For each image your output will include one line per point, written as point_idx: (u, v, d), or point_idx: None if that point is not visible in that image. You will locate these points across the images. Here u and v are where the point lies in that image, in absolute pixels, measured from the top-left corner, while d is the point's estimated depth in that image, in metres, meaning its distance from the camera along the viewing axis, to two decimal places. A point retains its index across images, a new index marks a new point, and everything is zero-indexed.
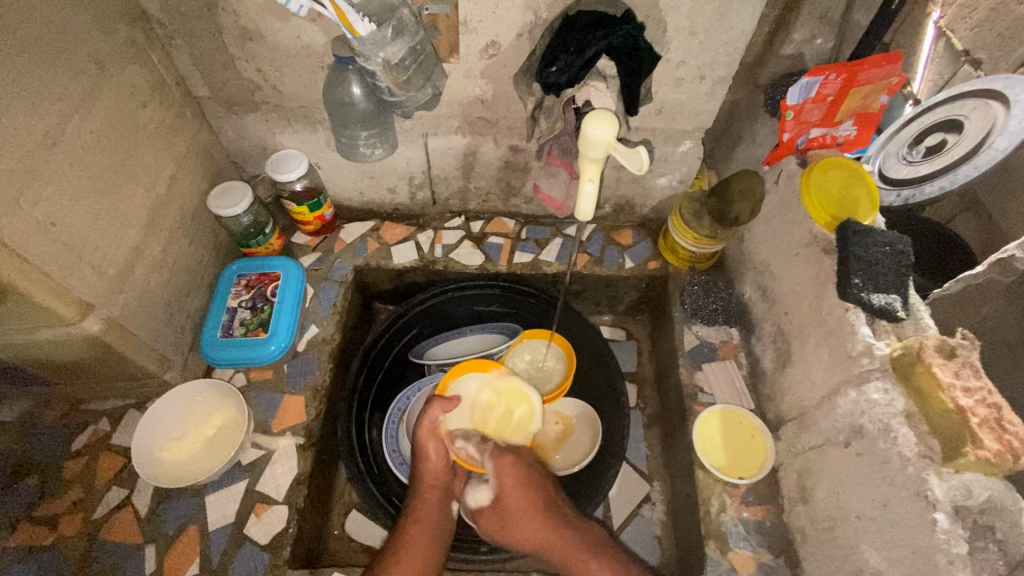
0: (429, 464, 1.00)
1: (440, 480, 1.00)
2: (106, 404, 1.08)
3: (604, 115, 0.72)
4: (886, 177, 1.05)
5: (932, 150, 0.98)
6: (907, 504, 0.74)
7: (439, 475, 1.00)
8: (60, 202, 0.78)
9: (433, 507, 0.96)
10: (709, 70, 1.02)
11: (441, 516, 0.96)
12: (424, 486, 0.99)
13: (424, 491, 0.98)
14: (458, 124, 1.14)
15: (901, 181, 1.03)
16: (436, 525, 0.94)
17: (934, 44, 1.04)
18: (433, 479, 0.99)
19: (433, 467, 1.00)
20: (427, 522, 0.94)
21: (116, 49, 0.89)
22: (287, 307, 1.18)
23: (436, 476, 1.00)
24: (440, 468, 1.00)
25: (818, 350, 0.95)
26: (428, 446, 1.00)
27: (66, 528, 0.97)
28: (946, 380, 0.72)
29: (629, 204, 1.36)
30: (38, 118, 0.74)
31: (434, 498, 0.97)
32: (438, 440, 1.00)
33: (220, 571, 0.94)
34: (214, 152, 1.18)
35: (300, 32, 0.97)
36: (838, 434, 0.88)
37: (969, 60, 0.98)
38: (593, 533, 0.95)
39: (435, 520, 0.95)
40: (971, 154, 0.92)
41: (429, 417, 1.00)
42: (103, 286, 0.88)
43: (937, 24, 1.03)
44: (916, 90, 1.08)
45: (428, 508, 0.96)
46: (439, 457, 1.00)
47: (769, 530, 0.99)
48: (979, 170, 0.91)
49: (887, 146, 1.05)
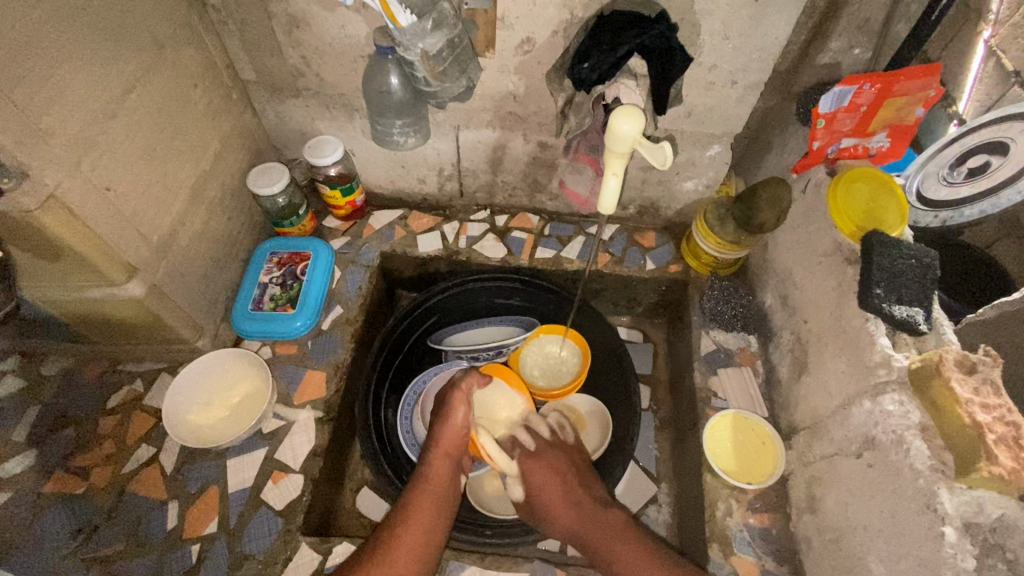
0: (448, 430, 1.02)
1: (454, 448, 1.01)
2: (141, 366, 1.14)
3: (633, 111, 0.73)
4: (924, 198, 1.01)
5: (975, 172, 0.93)
6: (915, 518, 0.73)
7: (455, 444, 1.02)
8: (115, 170, 0.84)
9: (441, 475, 0.98)
10: (741, 74, 1.03)
11: (451, 483, 0.98)
12: (438, 454, 1.00)
13: (438, 458, 1.00)
14: (489, 118, 1.17)
15: (938, 204, 1.00)
16: (445, 492, 0.96)
17: (983, 63, 0.99)
18: (448, 447, 1.01)
19: (451, 433, 1.02)
20: (437, 489, 0.96)
21: (174, 30, 0.95)
22: (315, 286, 1.23)
23: (452, 444, 1.02)
24: (458, 436, 1.02)
25: (836, 359, 0.94)
26: (450, 412, 1.03)
27: (97, 479, 1.03)
28: (963, 395, 0.71)
29: (654, 207, 1.37)
30: (102, 90, 0.80)
31: (446, 465, 0.99)
32: (467, 408, 1.03)
33: (236, 531, 0.98)
34: (256, 134, 1.24)
35: (345, 22, 1.01)
36: (850, 445, 0.88)
37: (1019, 81, 0.93)
38: (608, 519, 0.95)
39: (445, 488, 0.96)
40: (1011, 179, 0.89)
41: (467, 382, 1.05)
42: (149, 253, 0.93)
43: (987, 42, 0.98)
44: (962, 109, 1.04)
45: (439, 475, 0.98)
46: (459, 425, 1.03)
47: (774, 538, 0.99)
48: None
49: (926, 166, 0.99)
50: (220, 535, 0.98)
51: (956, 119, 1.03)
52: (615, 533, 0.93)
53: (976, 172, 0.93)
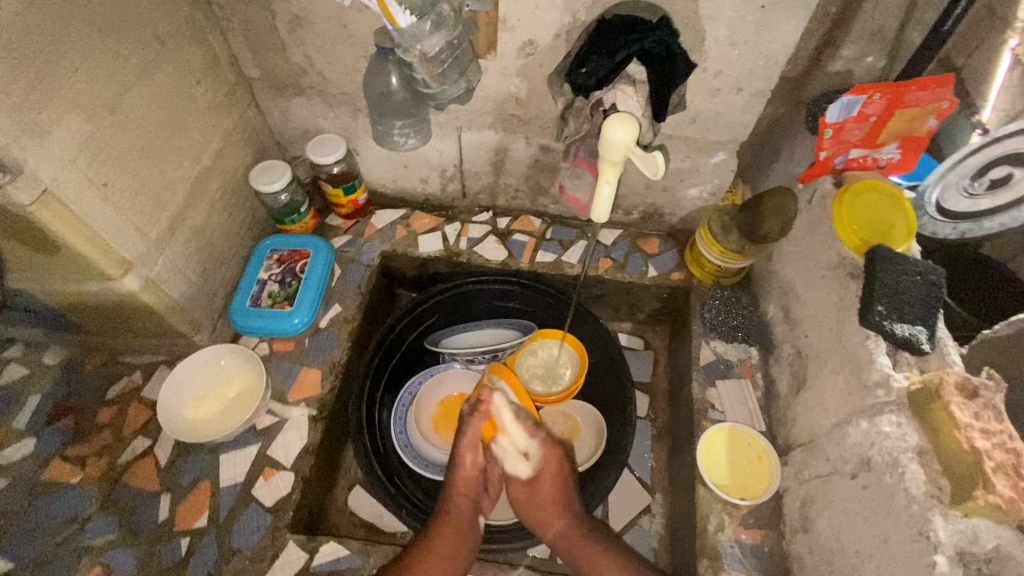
0: (463, 472, 1.02)
1: (472, 490, 1.02)
2: (140, 358, 1.16)
3: (626, 118, 0.72)
4: (943, 208, 0.98)
5: (996, 184, 0.90)
6: (908, 544, 0.71)
7: (472, 484, 1.02)
8: (113, 166, 0.85)
9: (462, 516, 0.98)
10: (747, 81, 1.01)
11: (469, 522, 0.98)
12: (457, 496, 1.00)
13: (457, 497, 1.00)
14: (491, 120, 1.17)
15: (959, 215, 0.96)
16: (464, 531, 0.96)
17: (1010, 71, 0.94)
18: (465, 486, 1.01)
19: (466, 476, 1.02)
20: (456, 527, 0.96)
21: (177, 28, 0.95)
22: (313, 283, 1.23)
23: (468, 485, 1.02)
24: (472, 476, 1.02)
25: (835, 376, 0.92)
26: (462, 457, 1.02)
27: (93, 468, 1.04)
28: (963, 420, 0.69)
29: (657, 213, 1.35)
30: (101, 86, 0.81)
31: (466, 505, 1.00)
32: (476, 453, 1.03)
33: (225, 527, 0.99)
34: (260, 131, 1.25)
35: (346, 21, 1.01)
36: (845, 465, 0.85)
37: None
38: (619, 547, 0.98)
39: (464, 526, 0.97)
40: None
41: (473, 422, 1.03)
42: (146, 248, 0.94)
43: (1015, 50, 0.93)
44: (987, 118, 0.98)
45: (459, 512, 0.98)
46: (473, 467, 1.03)
47: (766, 556, 0.97)
48: None
49: (946, 177, 0.94)
50: (210, 529, 0.99)
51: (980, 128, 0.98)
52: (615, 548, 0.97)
53: (998, 183, 0.90)
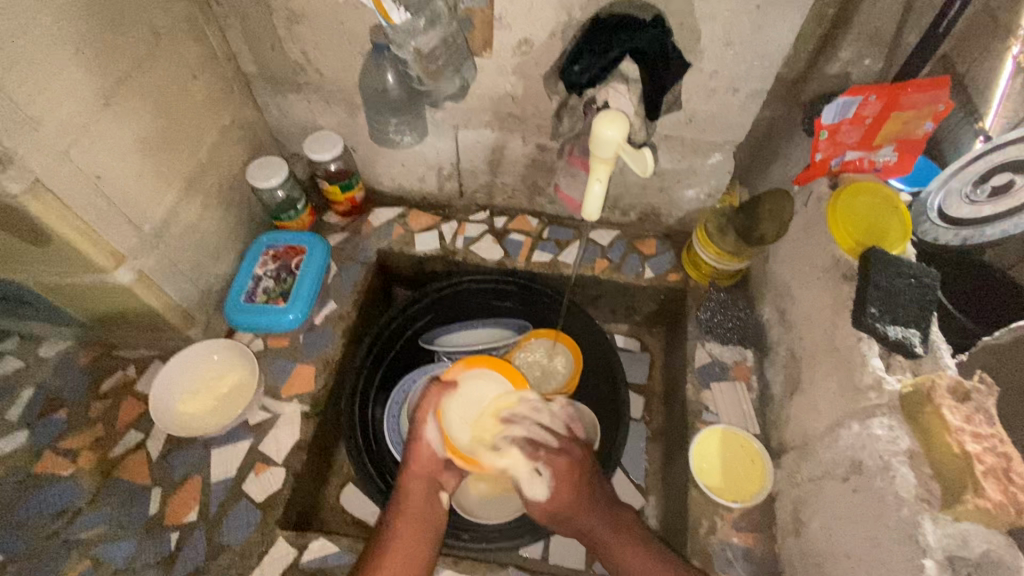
0: (417, 449, 1.00)
1: (428, 469, 0.99)
2: (134, 352, 1.16)
3: (615, 117, 0.72)
4: (946, 216, 0.97)
5: (998, 190, 0.90)
6: (897, 548, 0.70)
7: (428, 464, 0.99)
8: (107, 159, 0.85)
9: (417, 499, 0.95)
10: (743, 82, 1.01)
11: (428, 505, 0.95)
12: (411, 476, 0.98)
13: (411, 479, 0.98)
14: (487, 118, 1.17)
15: (962, 220, 0.95)
16: (422, 516, 0.93)
17: (1010, 79, 0.94)
18: (422, 468, 0.99)
19: (423, 455, 1.00)
20: (412, 512, 0.93)
21: (174, 23, 0.96)
22: (308, 279, 1.22)
23: (424, 465, 0.99)
24: (428, 456, 1.00)
25: (828, 379, 0.91)
26: (420, 434, 1.02)
27: (83, 461, 1.04)
28: (954, 423, 0.69)
29: (654, 214, 1.35)
30: (95, 79, 0.81)
31: (420, 488, 0.97)
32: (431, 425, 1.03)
33: (215, 521, 0.99)
34: (257, 128, 1.25)
35: (342, 17, 1.01)
36: (836, 468, 0.85)
37: None
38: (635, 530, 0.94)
39: (423, 511, 0.93)
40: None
41: (428, 399, 1.04)
42: (140, 241, 0.94)
43: (1016, 57, 0.92)
44: (988, 125, 0.99)
45: (414, 497, 0.95)
46: (432, 445, 1.01)
47: (757, 559, 0.96)
48: None
49: (949, 182, 0.95)
50: (199, 524, 0.99)
51: (981, 135, 0.98)
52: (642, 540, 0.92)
53: (1000, 190, 0.90)
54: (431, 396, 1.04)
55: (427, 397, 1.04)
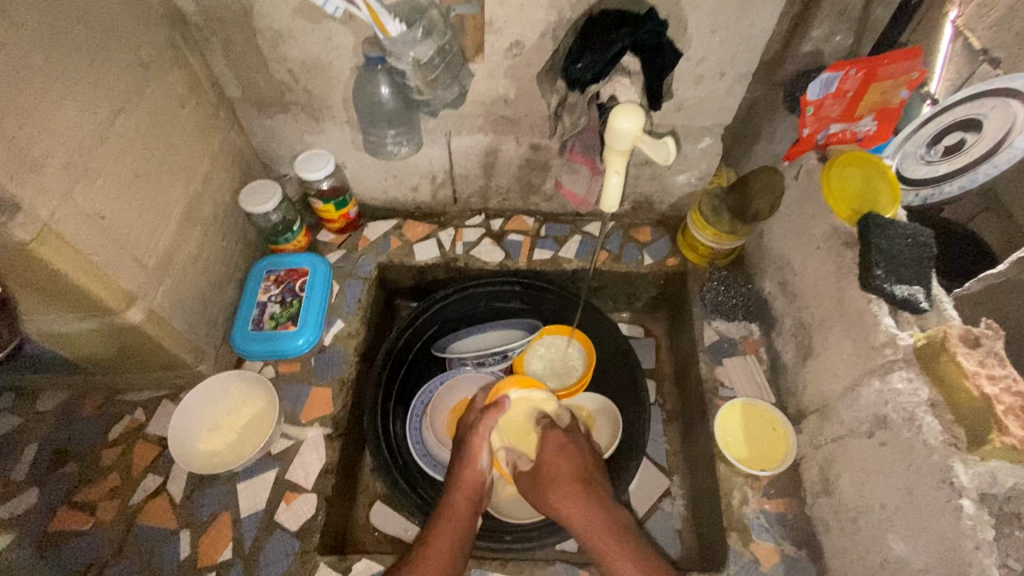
0: (467, 471, 0.99)
1: (476, 492, 0.98)
2: (141, 395, 1.12)
3: (632, 108, 0.76)
4: (903, 177, 1.02)
5: (950, 150, 0.93)
6: (932, 492, 0.75)
7: (475, 486, 0.98)
8: (107, 198, 0.83)
9: (461, 512, 0.94)
10: (729, 66, 1.05)
11: (471, 526, 0.93)
12: (459, 495, 0.97)
13: (457, 497, 0.96)
14: (480, 122, 1.17)
15: (917, 182, 0.99)
16: (464, 535, 0.91)
17: (952, 43, 1.01)
18: (468, 489, 0.97)
19: (472, 477, 0.99)
20: (455, 529, 0.91)
21: (158, 53, 0.94)
22: (315, 301, 1.21)
23: (472, 486, 0.98)
24: (475, 479, 0.99)
25: (841, 341, 0.95)
26: (474, 452, 1.01)
27: (103, 513, 1.00)
28: (970, 368, 0.72)
29: (648, 202, 1.38)
30: (88, 117, 0.79)
31: (465, 505, 0.95)
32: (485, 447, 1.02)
33: (251, 557, 0.97)
34: (245, 153, 1.23)
35: (331, 34, 1.00)
36: (861, 425, 0.89)
37: (987, 59, 0.95)
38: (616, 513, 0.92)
39: (463, 527, 0.92)
40: (990, 153, 0.88)
41: (485, 423, 1.02)
42: (145, 278, 0.92)
43: (955, 23, 1.00)
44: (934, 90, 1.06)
45: (456, 513, 0.94)
46: (482, 468, 1.00)
47: (791, 522, 1.00)
48: (1000, 168, 0.87)
49: (903, 147, 1.01)
50: (236, 561, 0.96)
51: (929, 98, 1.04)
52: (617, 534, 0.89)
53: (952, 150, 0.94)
54: (488, 419, 1.03)
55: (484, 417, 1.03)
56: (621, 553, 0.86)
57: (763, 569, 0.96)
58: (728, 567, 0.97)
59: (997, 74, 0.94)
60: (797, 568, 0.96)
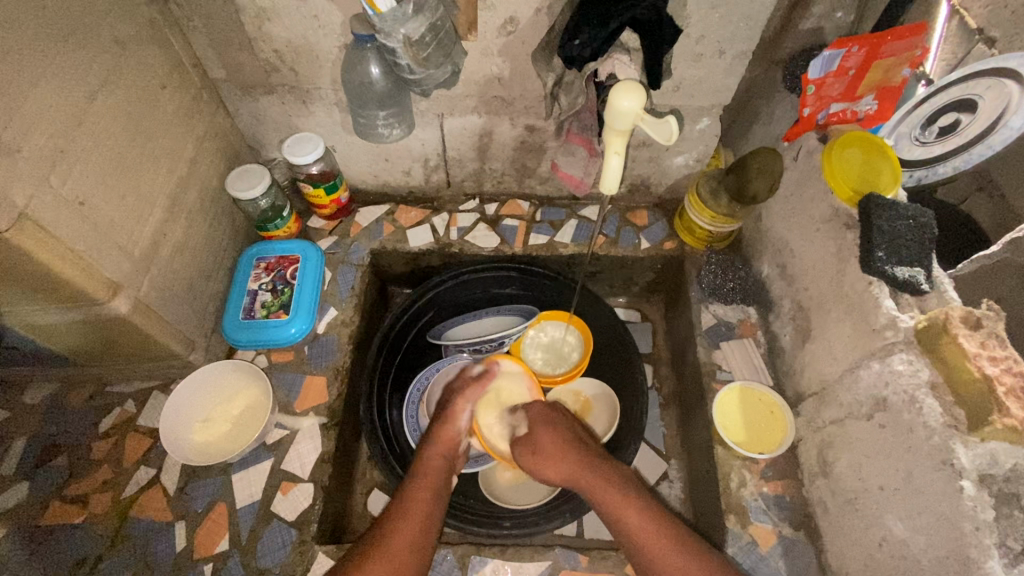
0: (446, 432, 1.00)
1: (451, 450, 0.98)
2: (130, 386, 1.09)
3: (632, 86, 0.74)
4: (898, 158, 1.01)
5: (945, 130, 0.93)
6: (932, 474, 0.75)
7: (452, 443, 0.99)
8: (88, 183, 0.80)
9: (438, 466, 0.94)
10: (729, 44, 1.02)
11: (446, 481, 0.93)
12: (435, 451, 0.97)
13: (433, 454, 0.96)
14: (473, 104, 1.14)
15: (914, 162, 0.99)
16: (440, 486, 0.91)
17: (947, 22, 0.98)
18: (443, 446, 0.98)
19: (450, 434, 0.99)
20: (433, 481, 0.91)
21: (136, 30, 0.90)
22: (307, 289, 1.19)
23: (449, 444, 0.99)
24: (452, 438, 0.99)
25: (840, 324, 0.95)
26: (454, 413, 1.02)
27: (96, 506, 0.98)
28: (971, 350, 0.72)
29: (644, 184, 1.36)
30: (63, 99, 0.75)
31: (441, 460, 0.95)
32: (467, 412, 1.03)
33: (249, 547, 0.96)
34: (231, 137, 1.19)
35: (317, 11, 0.96)
36: (860, 407, 0.89)
37: (983, 39, 0.92)
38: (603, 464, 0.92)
39: (441, 480, 0.92)
40: (985, 133, 0.87)
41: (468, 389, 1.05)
42: (130, 267, 0.89)
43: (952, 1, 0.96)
44: (929, 69, 1.02)
45: (434, 468, 0.93)
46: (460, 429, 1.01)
47: (788, 504, 1.00)
48: (994, 150, 0.86)
49: (898, 128, 1.01)
50: (233, 551, 0.96)
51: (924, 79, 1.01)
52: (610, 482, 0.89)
53: (946, 130, 0.93)
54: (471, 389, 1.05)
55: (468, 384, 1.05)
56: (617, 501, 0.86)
57: (761, 550, 0.97)
58: (726, 549, 0.97)
59: (994, 54, 0.91)
60: (795, 549, 0.97)
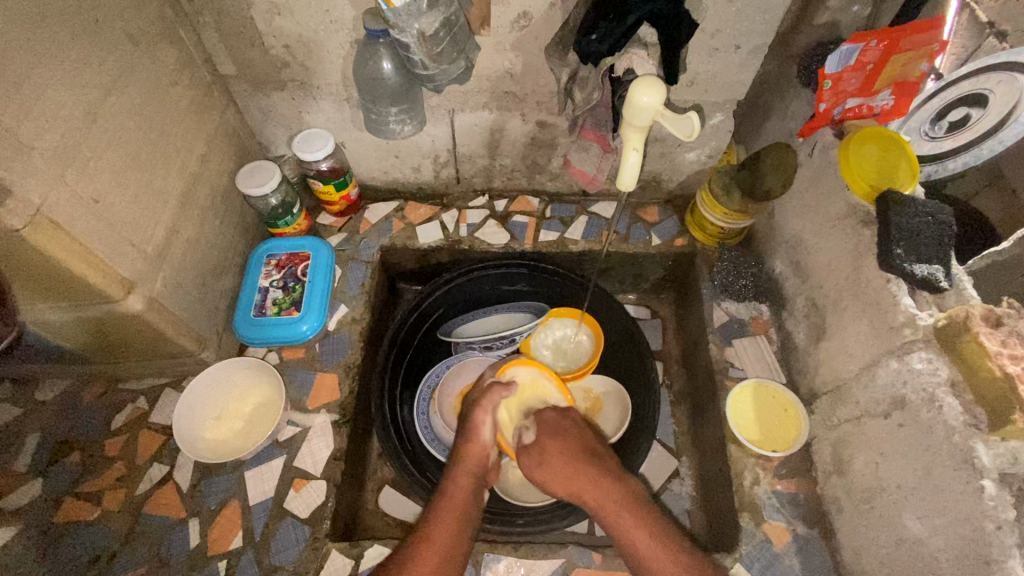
0: (470, 445, 0.96)
1: (477, 464, 0.95)
2: (142, 383, 1.10)
3: (653, 83, 0.73)
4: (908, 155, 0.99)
5: (955, 125, 0.91)
6: (951, 473, 0.74)
7: (478, 457, 0.95)
8: (101, 181, 0.80)
9: (463, 486, 0.91)
10: (744, 38, 1.01)
11: (474, 500, 0.90)
12: (461, 468, 0.94)
13: (459, 472, 0.93)
14: (485, 99, 1.13)
15: (923, 158, 0.97)
16: (467, 506, 0.88)
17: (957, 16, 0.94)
18: (471, 462, 0.94)
19: (475, 449, 0.96)
20: (458, 502, 0.88)
21: (148, 26, 0.89)
22: (318, 287, 1.19)
23: (475, 458, 0.95)
24: (477, 450, 0.96)
25: (857, 321, 0.94)
26: (475, 422, 0.98)
27: (110, 503, 0.99)
28: (992, 348, 0.71)
29: (656, 180, 1.35)
30: (77, 95, 0.75)
31: (467, 478, 0.92)
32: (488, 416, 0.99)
33: (262, 544, 0.96)
34: (241, 133, 1.19)
35: (329, 7, 0.95)
36: (877, 405, 0.88)
37: (994, 32, 0.90)
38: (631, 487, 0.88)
39: (467, 500, 0.89)
40: (995, 128, 0.85)
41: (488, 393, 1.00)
42: (143, 265, 0.89)
43: None
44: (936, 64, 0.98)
45: (458, 487, 0.91)
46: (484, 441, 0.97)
47: (802, 502, 1.00)
48: (1005, 144, 0.84)
49: (908, 123, 0.99)
50: (247, 548, 0.96)
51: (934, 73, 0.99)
52: (640, 509, 0.84)
53: (956, 125, 0.91)
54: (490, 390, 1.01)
55: (486, 391, 1.01)
56: (646, 536, 0.81)
57: (775, 548, 0.96)
58: (740, 547, 0.97)
59: (1005, 47, 0.89)
60: (809, 547, 0.97)
